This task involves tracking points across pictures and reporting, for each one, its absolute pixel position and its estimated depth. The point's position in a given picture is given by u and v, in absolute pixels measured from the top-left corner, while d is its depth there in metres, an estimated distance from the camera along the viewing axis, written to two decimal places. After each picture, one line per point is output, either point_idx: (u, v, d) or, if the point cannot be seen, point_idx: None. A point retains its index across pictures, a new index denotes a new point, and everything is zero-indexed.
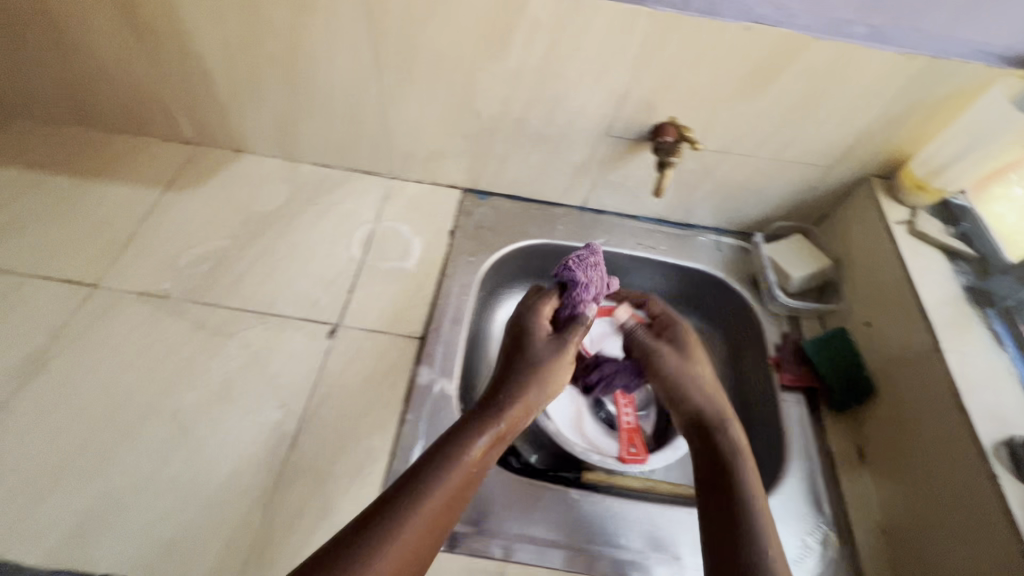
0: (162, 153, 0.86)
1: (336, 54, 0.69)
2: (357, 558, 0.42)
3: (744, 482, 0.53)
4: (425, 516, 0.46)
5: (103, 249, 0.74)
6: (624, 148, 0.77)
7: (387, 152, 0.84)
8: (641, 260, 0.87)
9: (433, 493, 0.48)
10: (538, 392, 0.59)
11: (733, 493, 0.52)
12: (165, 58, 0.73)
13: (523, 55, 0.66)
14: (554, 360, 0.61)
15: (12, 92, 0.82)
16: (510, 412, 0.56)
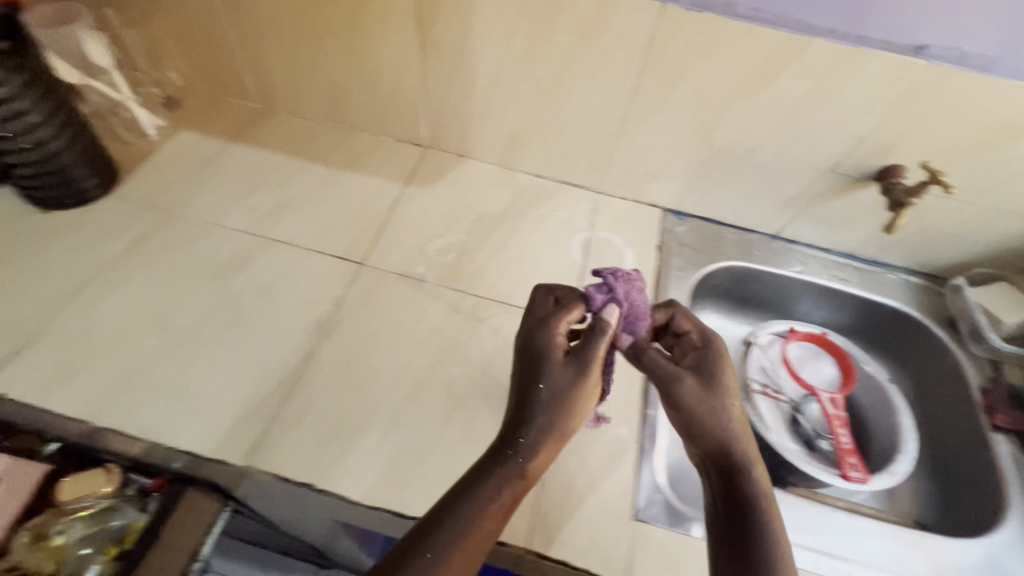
0: (398, 152, 0.96)
1: (598, 80, 0.77)
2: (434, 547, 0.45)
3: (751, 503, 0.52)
4: (484, 522, 0.48)
5: (362, 232, 0.84)
6: (843, 184, 0.82)
7: (604, 169, 0.91)
8: (833, 291, 0.91)
9: (495, 498, 0.49)
10: (570, 412, 0.54)
11: (733, 510, 0.51)
12: (437, 70, 0.83)
13: (780, 94, 0.72)
14: (578, 382, 0.55)
15: (282, 89, 0.94)
16: (548, 444, 0.53)
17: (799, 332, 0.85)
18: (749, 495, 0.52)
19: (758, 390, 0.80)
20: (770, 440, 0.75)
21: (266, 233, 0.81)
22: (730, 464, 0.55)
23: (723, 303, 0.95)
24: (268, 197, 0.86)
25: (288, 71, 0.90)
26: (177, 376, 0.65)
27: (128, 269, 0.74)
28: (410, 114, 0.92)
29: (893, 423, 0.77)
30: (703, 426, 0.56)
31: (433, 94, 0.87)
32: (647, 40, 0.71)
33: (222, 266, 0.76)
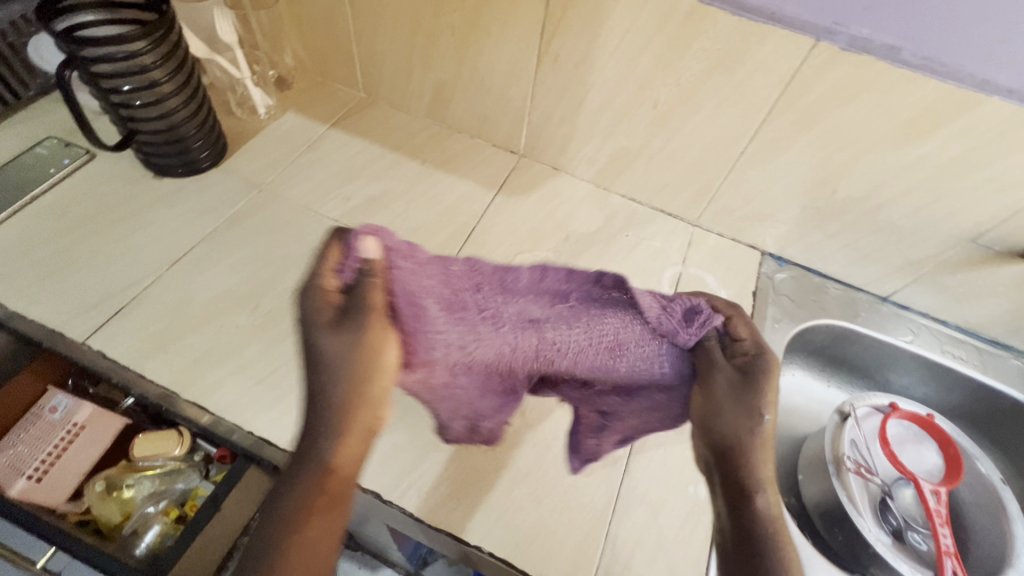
0: (493, 157, 0.94)
1: (722, 111, 0.73)
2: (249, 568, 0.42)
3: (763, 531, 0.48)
4: (308, 530, 0.44)
5: (451, 236, 0.83)
6: (981, 256, 0.74)
7: (707, 202, 0.86)
8: (945, 368, 0.82)
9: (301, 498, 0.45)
10: (337, 395, 0.49)
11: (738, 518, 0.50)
12: (551, 82, 0.81)
13: (932, 150, 0.65)
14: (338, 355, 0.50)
15: (388, 81, 0.94)
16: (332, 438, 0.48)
17: (903, 410, 0.78)
18: (755, 524, 0.49)
19: (851, 467, 0.73)
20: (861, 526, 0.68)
21: (358, 225, 0.81)
22: (738, 481, 0.51)
23: (812, 361, 0.89)
24: (363, 188, 0.86)
25: (398, 64, 0.90)
26: (263, 358, 0.66)
27: (227, 244, 0.76)
28: (512, 121, 0.90)
29: (1007, 532, 0.68)
30: (711, 418, 0.55)
31: (539, 103, 0.85)
32: (788, 76, 0.66)
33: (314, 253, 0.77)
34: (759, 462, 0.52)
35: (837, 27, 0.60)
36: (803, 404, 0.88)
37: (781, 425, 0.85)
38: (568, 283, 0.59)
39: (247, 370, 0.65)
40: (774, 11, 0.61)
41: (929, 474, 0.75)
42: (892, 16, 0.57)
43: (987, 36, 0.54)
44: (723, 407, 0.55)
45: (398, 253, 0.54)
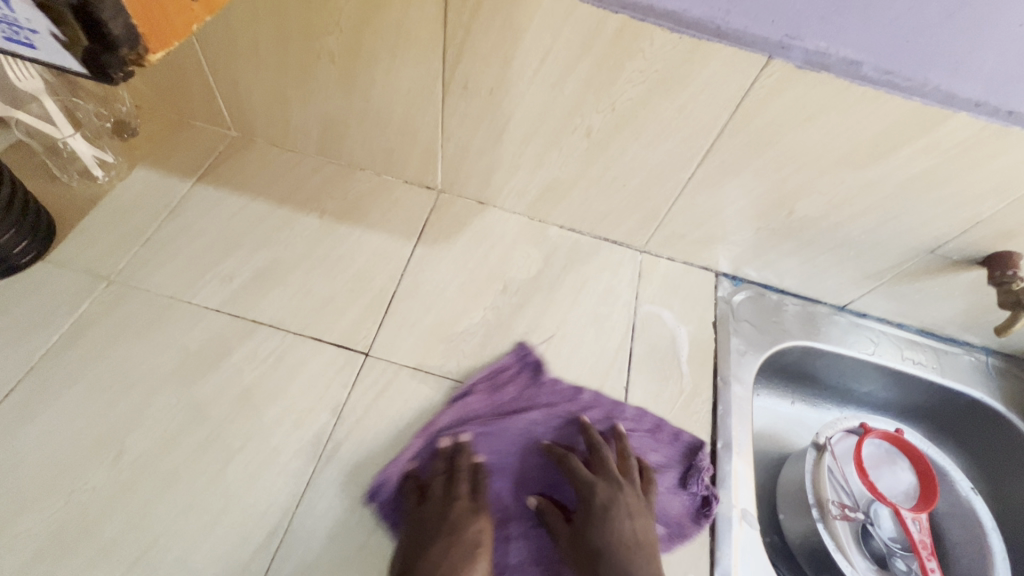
0: (406, 197, 0.80)
1: (665, 137, 0.63)
2: None
3: (628, 560, 0.52)
4: None
5: (366, 309, 0.69)
6: (939, 265, 0.70)
7: (654, 228, 0.77)
8: (907, 375, 0.80)
9: None
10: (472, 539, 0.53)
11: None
12: (462, 112, 0.67)
13: (894, 167, 0.59)
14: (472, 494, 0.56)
15: (262, 115, 0.77)
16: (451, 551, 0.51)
17: (874, 431, 0.74)
18: (609, 540, 0.54)
19: (835, 510, 0.68)
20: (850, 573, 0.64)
21: (247, 312, 0.66)
22: (613, 556, 0.53)
23: (777, 381, 0.84)
24: (250, 261, 0.70)
25: (271, 97, 0.73)
26: (136, 526, 0.51)
27: (71, 368, 0.59)
28: (422, 155, 0.76)
29: (984, 548, 0.68)
30: (614, 539, 0.54)
31: (452, 135, 0.71)
32: (735, 98, 0.56)
33: (191, 361, 0.61)
34: (639, 531, 0.55)
35: (791, 41, 0.50)
36: (773, 429, 0.82)
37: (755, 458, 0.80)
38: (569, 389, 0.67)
39: (115, 548, 0.50)
40: (719, 25, 0.50)
41: (905, 494, 0.73)
42: (856, 23, 0.47)
43: (963, 47, 0.47)
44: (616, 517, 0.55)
45: (496, 385, 0.65)
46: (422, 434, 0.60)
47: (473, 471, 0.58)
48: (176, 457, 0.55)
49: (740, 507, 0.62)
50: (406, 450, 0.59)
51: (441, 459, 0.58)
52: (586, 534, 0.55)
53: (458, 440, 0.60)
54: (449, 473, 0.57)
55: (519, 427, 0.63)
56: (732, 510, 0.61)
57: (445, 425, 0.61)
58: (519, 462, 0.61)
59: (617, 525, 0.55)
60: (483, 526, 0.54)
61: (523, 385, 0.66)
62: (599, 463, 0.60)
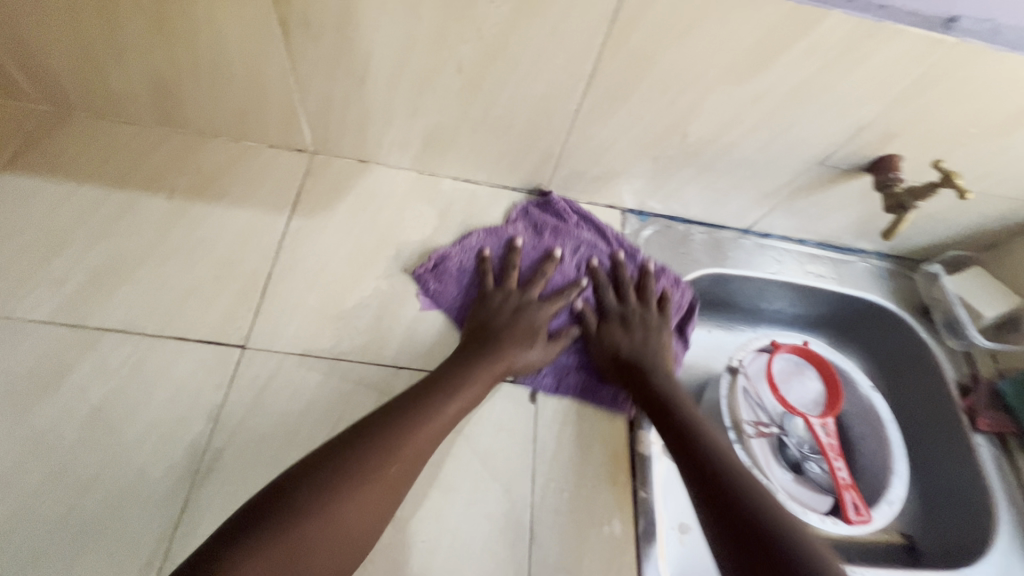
0: (273, 164, 0.70)
1: (543, 66, 0.57)
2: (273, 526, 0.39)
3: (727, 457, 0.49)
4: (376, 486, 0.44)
5: (238, 297, 0.60)
6: (830, 176, 0.70)
7: (552, 170, 0.72)
8: (810, 289, 0.82)
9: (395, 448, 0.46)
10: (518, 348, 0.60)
11: (716, 479, 0.47)
12: (314, 56, 0.58)
13: (778, 78, 0.56)
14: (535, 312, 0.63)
15: (73, 82, 0.63)
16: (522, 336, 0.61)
17: (783, 347, 0.76)
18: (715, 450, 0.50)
19: (751, 431, 0.70)
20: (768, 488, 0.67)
21: (87, 319, 0.56)
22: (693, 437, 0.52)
23: None
24: (84, 258, 0.59)
25: (75, 59, 0.60)
26: None
27: None
28: (282, 113, 0.66)
29: (882, 440, 0.72)
30: (700, 432, 0.53)
31: (310, 86, 0.62)
32: (608, 14, 0.51)
33: (19, 387, 0.51)
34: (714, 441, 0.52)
35: None
36: (694, 358, 0.81)
37: None
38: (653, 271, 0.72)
39: None
40: None
41: (814, 401, 0.76)
42: None
43: None
44: (677, 386, 0.59)
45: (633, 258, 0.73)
46: (472, 243, 0.69)
47: (542, 271, 0.67)
48: (12, 504, 0.47)
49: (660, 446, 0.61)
50: (449, 285, 0.66)
51: (487, 263, 0.67)
52: (630, 334, 0.64)
53: (535, 247, 0.70)
54: (508, 278, 0.66)
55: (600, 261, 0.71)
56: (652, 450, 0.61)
57: (494, 249, 0.69)
58: (592, 251, 0.72)
59: (618, 339, 0.64)
60: (529, 322, 0.62)
61: (565, 214, 0.74)
62: (619, 289, 0.68)
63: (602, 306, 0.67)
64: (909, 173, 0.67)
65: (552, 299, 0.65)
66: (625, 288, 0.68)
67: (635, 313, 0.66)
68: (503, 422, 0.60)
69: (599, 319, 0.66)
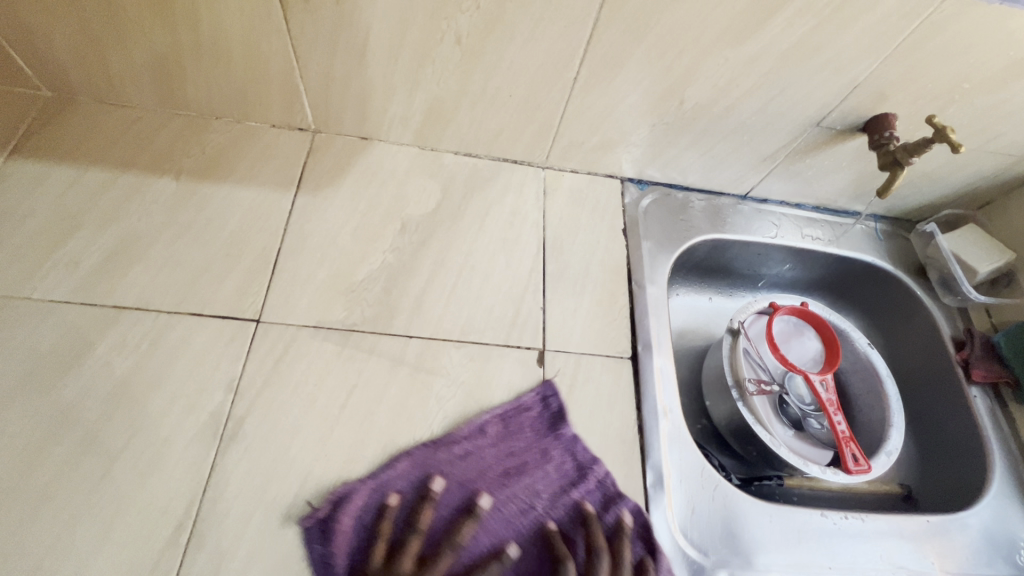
0: (276, 143, 0.71)
1: (542, 34, 0.58)
2: None
3: None
4: None
5: (250, 273, 0.62)
6: (826, 138, 0.71)
7: (552, 141, 0.73)
8: (808, 252, 0.83)
9: None
10: None
11: None
12: (313, 32, 0.58)
13: (773, 38, 0.57)
14: None
15: (75, 67, 0.64)
16: None
17: (782, 308, 0.78)
18: None
19: (752, 388, 0.72)
20: (769, 441, 0.69)
21: (105, 298, 0.57)
22: None
23: (692, 279, 0.86)
24: (96, 240, 0.60)
25: (76, 43, 0.60)
26: (14, 553, 0.45)
27: None
28: (283, 91, 0.67)
29: (880, 394, 0.74)
30: None
31: (310, 64, 0.63)
32: None
33: (44, 365, 0.53)
34: None
35: None
36: (694, 324, 0.85)
37: (680, 354, 0.82)
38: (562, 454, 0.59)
39: None
40: None
41: (813, 360, 0.78)
42: None
43: None
44: None
45: (545, 441, 0.59)
46: (403, 464, 0.54)
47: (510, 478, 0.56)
48: (49, 472, 0.49)
49: (665, 403, 0.64)
50: (357, 501, 0.51)
51: (382, 527, 0.50)
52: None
53: (472, 481, 0.55)
54: (418, 522, 0.51)
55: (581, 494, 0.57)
56: (657, 407, 0.63)
57: (431, 471, 0.54)
58: (558, 493, 0.57)
59: None
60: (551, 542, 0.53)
61: (538, 433, 0.59)
62: (575, 500, 0.56)
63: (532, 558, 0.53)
64: (903, 131, 0.68)
65: (460, 529, 0.52)
66: (589, 525, 0.55)
67: (601, 538, 0.53)
68: (497, 508, 0.54)
69: None
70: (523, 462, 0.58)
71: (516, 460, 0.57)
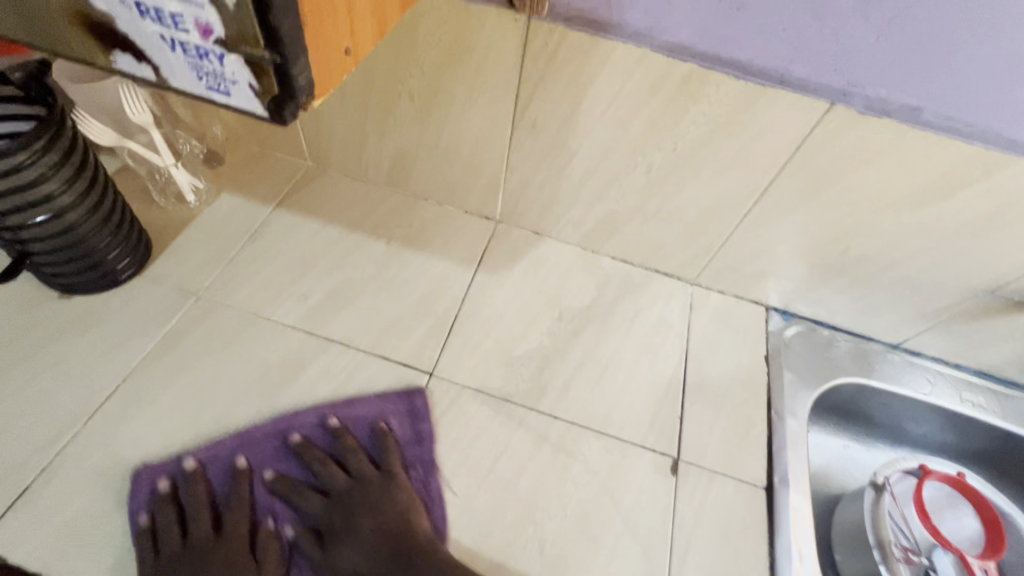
0: (466, 226, 0.84)
1: (723, 176, 0.66)
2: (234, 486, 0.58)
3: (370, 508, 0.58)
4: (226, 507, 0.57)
5: (430, 331, 0.72)
6: (1000, 306, 0.70)
7: (706, 262, 0.79)
8: (967, 418, 0.78)
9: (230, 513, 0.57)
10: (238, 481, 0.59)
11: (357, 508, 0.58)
12: (527, 148, 0.72)
13: (956, 209, 0.60)
14: None
15: (338, 149, 0.83)
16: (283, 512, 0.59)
17: (935, 473, 0.73)
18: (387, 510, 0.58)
19: (899, 553, 0.66)
20: None
21: (321, 329, 0.70)
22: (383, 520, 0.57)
23: (829, 420, 0.83)
24: (322, 281, 0.75)
25: (347, 132, 0.79)
26: None
27: (170, 379, 0.63)
28: (485, 187, 0.80)
29: None
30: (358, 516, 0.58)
31: (515, 170, 0.76)
32: (796, 141, 0.59)
33: (269, 374, 0.65)
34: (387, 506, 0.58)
35: (854, 88, 0.53)
36: (825, 468, 0.81)
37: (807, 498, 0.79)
38: (422, 454, 0.63)
39: None
40: (783, 73, 0.54)
41: (970, 541, 0.71)
42: (917, 75, 0.50)
43: None
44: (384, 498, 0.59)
45: (410, 438, 0.64)
46: (400, 407, 0.65)
47: (368, 452, 0.63)
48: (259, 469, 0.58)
49: (801, 546, 0.60)
50: (359, 410, 0.65)
51: (387, 441, 0.62)
52: (326, 557, 0.56)
53: (336, 425, 0.63)
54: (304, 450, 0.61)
55: (417, 482, 0.61)
56: (792, 548, 0.60)
57: (300, 427, 0.62)
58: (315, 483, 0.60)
59: (388, 500, 0.59)
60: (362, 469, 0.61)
61: (403, 417, 0.65)
62: (378, 466, 0.62)
63: (320, 485, 0.60)
64: None
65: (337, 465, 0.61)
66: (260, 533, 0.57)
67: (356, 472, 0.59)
68: None
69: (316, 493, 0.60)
70: (423, 420, 0.64)
71: (377, 432, 0.63)
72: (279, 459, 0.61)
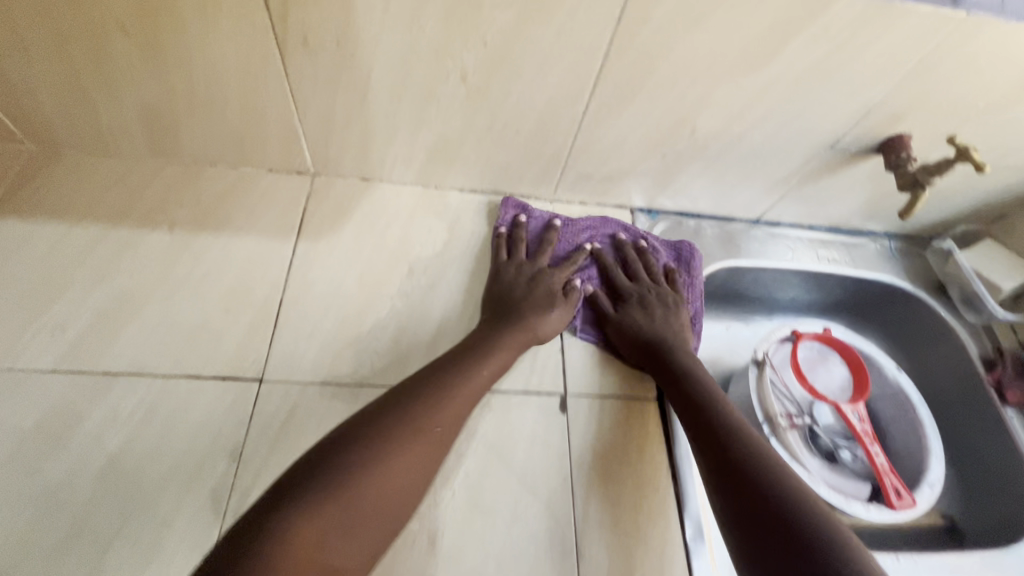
0: (274, 189, 0.68)
1: (549, 70, 0.56)
2: (359, 447, 0.43)
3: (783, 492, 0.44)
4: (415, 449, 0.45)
5: (251, 328, 0.58)
6: (841, 160, 0.69)
7: (559, 175, 0.71)
8: (825, 275, 0.81)
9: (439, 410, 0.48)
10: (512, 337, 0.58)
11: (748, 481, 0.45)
12: (312, 75, 0.56)
13: (789, 63, 0.56)
14: None
15: (61, 121, 0.61)
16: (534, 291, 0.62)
17: (806, 335, 0.75)
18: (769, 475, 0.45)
19: (785, 422, 0.68)
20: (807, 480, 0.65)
21: (95, 365, 0.53)
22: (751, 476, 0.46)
23: (707, 307, 0.83)
24: (84, 302, 0.57)
25: (62, 94, 0.57)
26: None
27: None
28: (283, 137, 0.64)
29: (915, 425, 0.71)
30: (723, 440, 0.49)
31: (311, 107, 0.60)
32: (615, 11, 0.50)
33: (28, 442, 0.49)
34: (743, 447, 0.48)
35: None
36: (710, 354, 0.81)
37: None
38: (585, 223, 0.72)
39: None
40: None
41: (841, 388, 0.75)
42: None
43: None
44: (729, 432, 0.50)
45: (573, 224, 0.72)
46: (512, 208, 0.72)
47: (545, 238, 0.69)
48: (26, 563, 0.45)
49: None
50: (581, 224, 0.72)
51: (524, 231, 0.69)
52: (628, 318, 0.64)
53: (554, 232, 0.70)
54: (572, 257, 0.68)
55: (307, 255, 0.64)
56: (686, 451, 0.58)
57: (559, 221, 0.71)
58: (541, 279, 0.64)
59: (669, 316, 0.65)
60: (547, 288, 0.64)
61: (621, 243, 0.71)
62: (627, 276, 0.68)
63: (614, 287, 0.67)
64: (917, 151, 0.67)
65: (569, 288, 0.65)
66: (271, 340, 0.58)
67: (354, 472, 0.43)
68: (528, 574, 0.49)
69: (613, 302, 0.66)
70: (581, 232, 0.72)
71: (615, 244, 0.72)
72: (547, 230, 0.70)
